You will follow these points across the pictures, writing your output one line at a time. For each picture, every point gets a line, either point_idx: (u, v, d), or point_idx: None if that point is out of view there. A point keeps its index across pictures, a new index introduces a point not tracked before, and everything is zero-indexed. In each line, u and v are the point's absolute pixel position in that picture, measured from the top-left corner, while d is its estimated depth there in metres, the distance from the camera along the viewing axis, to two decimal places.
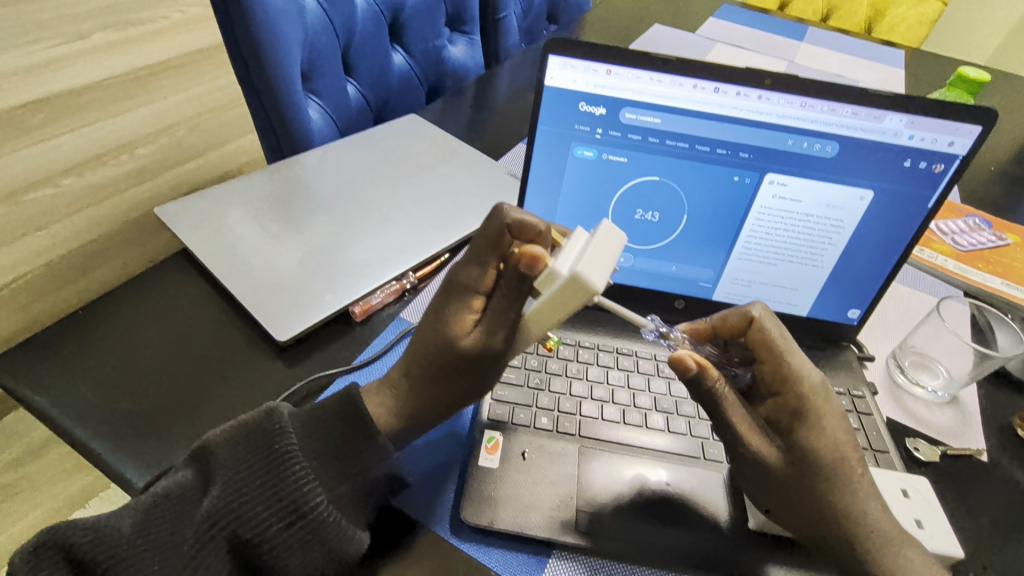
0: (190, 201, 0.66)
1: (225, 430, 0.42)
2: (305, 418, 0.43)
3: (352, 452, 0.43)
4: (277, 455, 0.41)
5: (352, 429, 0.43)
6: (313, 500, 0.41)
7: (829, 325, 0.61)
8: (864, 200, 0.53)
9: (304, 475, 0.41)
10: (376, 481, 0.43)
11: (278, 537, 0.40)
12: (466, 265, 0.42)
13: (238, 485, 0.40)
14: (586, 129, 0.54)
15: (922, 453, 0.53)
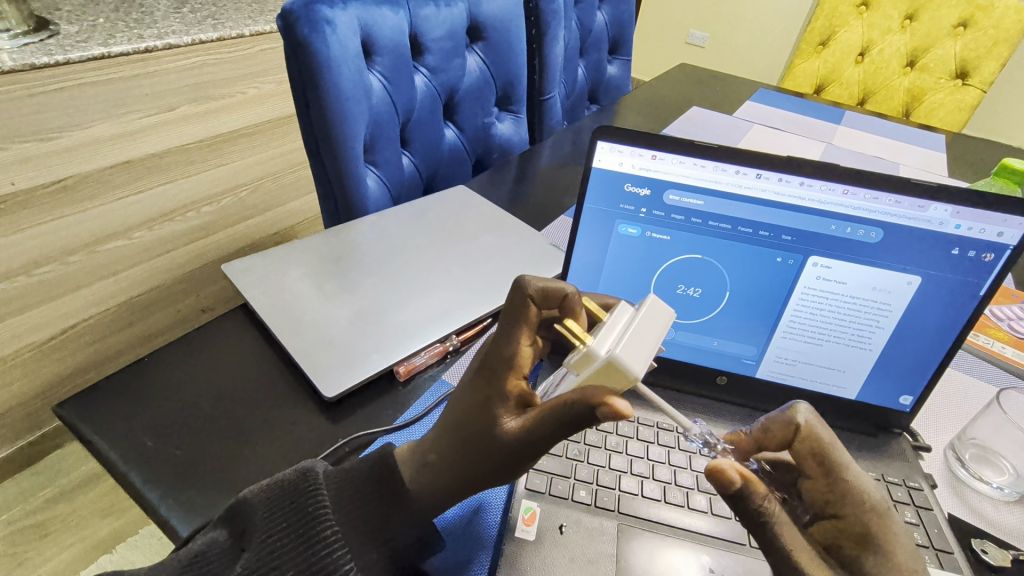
0: (255, 260, 0.71)
1: (261, 490, 0.42)
2: (339, 480, 0.44)
3: (384, 513, 0.43)
4: (311, 516, 0.41)
5: (385, 490, 0.44)
6: (343, 566, 0.40)
7: (880, 410, 0.59)
8: (911, 285, 0.53)
9: (334, 539, 0.41)
10: (407, 547, 0.43)
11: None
12: (501, 343, 0.42)
13: (270, 547, 0.40)
14: (630, 208, 0.56)
15: (991, 557, 0.49)
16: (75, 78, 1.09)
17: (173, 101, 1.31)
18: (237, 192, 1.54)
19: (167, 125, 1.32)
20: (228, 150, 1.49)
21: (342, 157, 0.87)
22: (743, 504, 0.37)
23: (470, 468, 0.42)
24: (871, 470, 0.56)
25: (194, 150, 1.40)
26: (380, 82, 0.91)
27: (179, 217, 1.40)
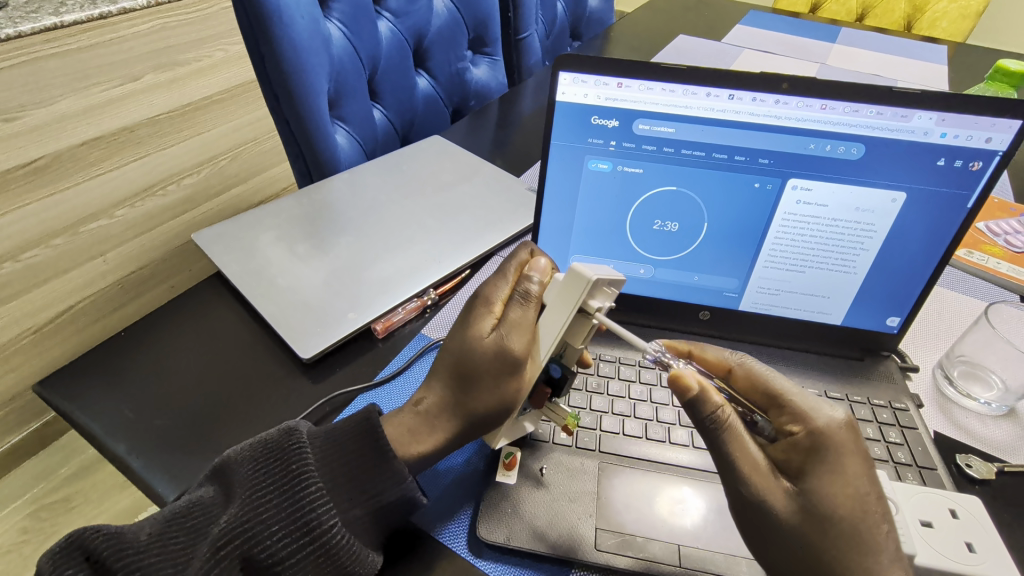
0: (225, 226, 0.70)
1: (246, 450, 0.42)
2: (325, 440, 0.43)
3: (368, 470, 0.43)
4: (294, 475, 0.41)
5: (367, 452, 0.43)
6: (327, 522, 0.40)
7: (866, 333, 0.58)
8: (895, 202, 0.51)
9: (320, 496, 0.41)
10: (393, 503, 0.43)
11: (288, 562, 0.39)
12: (491, 280, 0.46)
13: (253, 504, 0.39)
14: (599, 142, 0.53)
15: (976, 470, 0.49)
16: (28, 51, 1.03)
17: (137, 70, 1.24)
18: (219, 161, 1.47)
19: (135, 95, 1.24)
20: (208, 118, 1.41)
21: (306, 114, 0.83)
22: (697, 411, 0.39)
23: (471, 389, 0.43)
24: (857, 393, 0.56)
25: (167, 120, 1.32)
26: (340, 30, 0.87)
27: (161, 190, 1.32)
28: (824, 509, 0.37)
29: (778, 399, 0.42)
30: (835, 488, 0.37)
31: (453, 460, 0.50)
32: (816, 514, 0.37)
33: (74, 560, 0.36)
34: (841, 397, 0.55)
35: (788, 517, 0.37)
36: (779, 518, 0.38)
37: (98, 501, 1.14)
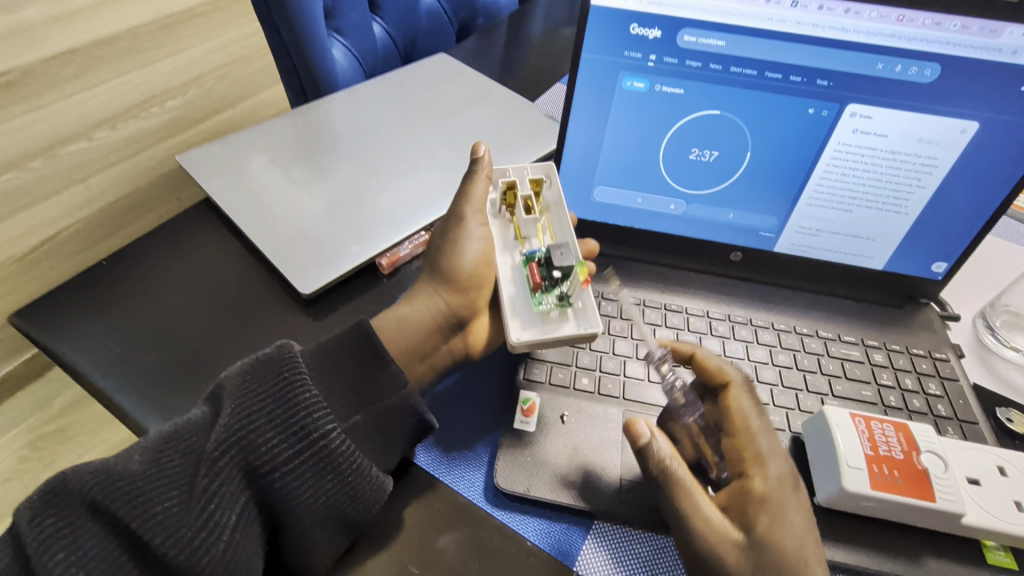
0: (214, 147, 0.63)
1: (236, 368, 0.38)
2: (318, 353, 0.40)
3: (365, 379, 0.40)
4: (288, 386, 0.38)
5: (362, 361, 0.41)
6: (327, 430, 0.38)
7: (908, 279, 0.54)
8: (965, 133, 0.45)
9: (317, 404, 0.38)
10: (395, 412, 0.41)
11: (290, 473, 0.36)
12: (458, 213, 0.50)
13: (247, 416, 0.36)
14: (636, 56, 0.47)
15: (1016, 424, 0.47)
16: None
17: None
18: None
19: None
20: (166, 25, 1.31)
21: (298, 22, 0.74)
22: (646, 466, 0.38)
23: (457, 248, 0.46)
24: (895, 342, 0.53)
25: None
26: None
27: None
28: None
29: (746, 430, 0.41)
30: (781, 543, 0.36)
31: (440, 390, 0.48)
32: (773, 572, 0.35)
33: (64, 504, 0.31)
34: (879, 346, 0.52)
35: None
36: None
37: (94, 433, 1.12)
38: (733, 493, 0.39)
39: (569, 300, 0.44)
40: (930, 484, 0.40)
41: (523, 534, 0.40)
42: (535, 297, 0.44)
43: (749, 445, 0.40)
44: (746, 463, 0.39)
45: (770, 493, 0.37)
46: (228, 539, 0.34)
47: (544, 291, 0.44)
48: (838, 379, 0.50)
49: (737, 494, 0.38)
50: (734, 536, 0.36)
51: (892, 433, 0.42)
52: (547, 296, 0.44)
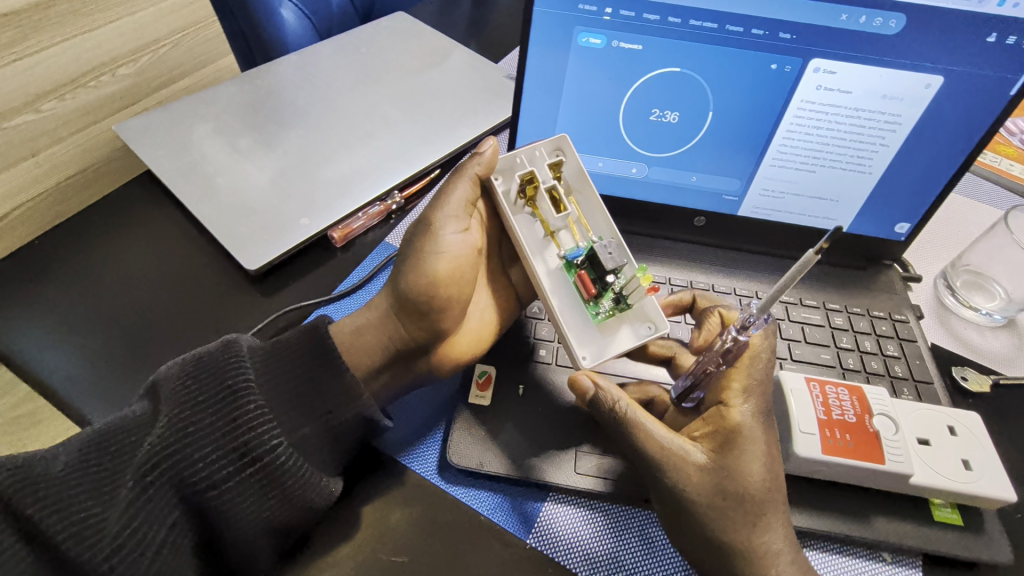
0: (153, 115, 0.60)
1: (177, 367, 0.37)
2: (267, 356, 0.39)
3: (316, 388, 0.39)
4: (230, 392, 0.36)
5: (314, 367, 0.39)
6: (270, 442, 0.36)
7: (872, 241, 0.53)
8: (930, 88, 0.44)
9: (260, 415, 0.36)
10: (346, 423, 0.39)
11: (227, 487, 0.35)
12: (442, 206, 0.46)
13: (183, 424, 0.35)
14: (592, 9, 0.44)
15: (970, 383, 0.48)
16: None
17: None
18: None
19: None
20: None
21: None
22: (598, 412, 0.39)
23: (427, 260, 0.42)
24: (855, 305, 0.52)
25: None
26: None
27: None
28: (736, 508, 0.36)
29: (742, 366, 0.41)
30: (745, 473, 0.37)
31: (421, 399, 0.46)
32: (733, 497, 0.36)
33: None
34: (840, 310, 0.52)
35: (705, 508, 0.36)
36: (696, 499, 0.37)
37: None
38: (709, 423, 0.40)
39: (630, 304, 0.42)
40: (880, 446, 0.40)
41: (477, 509, 0.40)
42: (590, 307, 0.42)
43: (736, 381, 0.40)
44: (727, 393, 0.40)
45: (736, 434, 0.38)
46: (154, 551, 0.33)
47: (598, 298, 0.42)
48: (797, 343, 0.49)
49: (715, 424, 0.40)
50: (695, 458, 0.38)
51: (847, 397, 0.42)
52: (604, 303, 0.42)
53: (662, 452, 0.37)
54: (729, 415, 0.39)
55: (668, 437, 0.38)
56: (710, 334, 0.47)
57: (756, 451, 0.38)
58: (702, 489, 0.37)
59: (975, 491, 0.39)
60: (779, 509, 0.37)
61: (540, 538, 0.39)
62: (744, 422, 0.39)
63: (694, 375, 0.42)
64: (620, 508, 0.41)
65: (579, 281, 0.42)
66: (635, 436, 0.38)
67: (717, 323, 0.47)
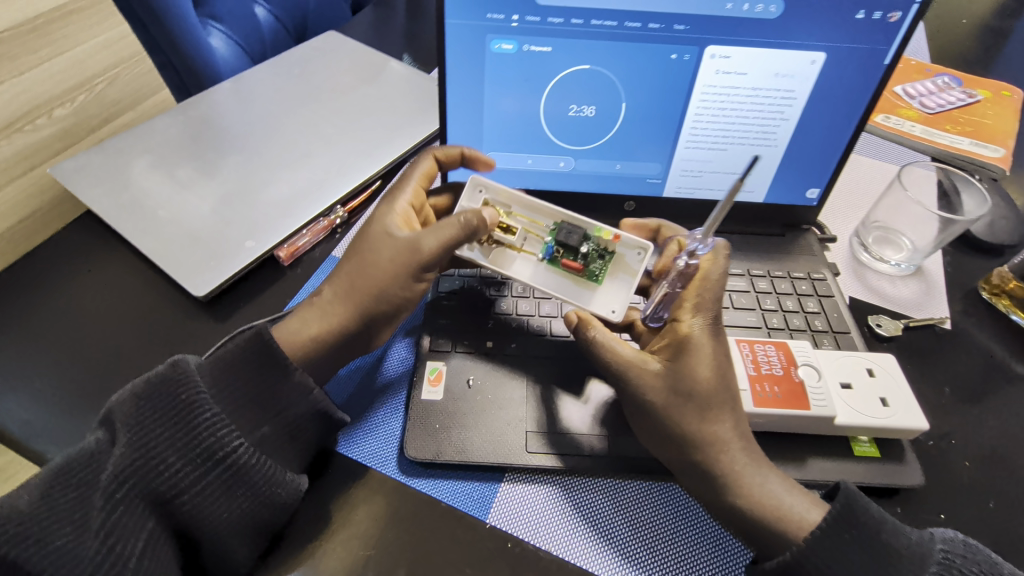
0: (89, 155, 0.60)
1: (128, 393, 0.38)
2: (216, 368, 0.40)
3: (269, 391, 0.40)
4: (185, 407, 0.38)
5: (264, 372, 0.40)
6: (232, 445, 0.38)
7: (788, 208, 0.57)
8: (814, 64, 0.48)
9: (218, 420, 0.38)
10: (304, 419, 0.41)
11: (198, 494, 0.37)
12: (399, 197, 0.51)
13: (144, 442, 0.36)
14: (499, 17, 0.47)
15: (884, 329, 0.53)
16: None
17: None
18: (92, 86, 1.33)
19: None
20: (52, 33, 1.39)
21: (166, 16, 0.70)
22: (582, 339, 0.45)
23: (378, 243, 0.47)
24: (777, 268, 0.56)
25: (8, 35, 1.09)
26: None
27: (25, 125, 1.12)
28: (687, 415, 0.40)
29: (698, 283, 0.44)
30: (696, 375, 0.40)
31: (359, 364, 0.49)
32: (683, 396, 0.40)
33: None
34: (764, 275, 0.56)
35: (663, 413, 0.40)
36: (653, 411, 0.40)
37: None
38: (665, 337, 0.44)
39: (613, 252, 0.48)
40: (806, 394, 0.43)
41: (437, 497, 0.42)
42: (588, 277, 0.48)
43: (688, 298, 0.44)
44: (680, 309, 0.44)
45: (686, 346, 0.42)
46: (136, 563, 0.34)
47: (588, 267, 0.47)
48: (726, 310, 0.53)
49: (671, 341, 0.43)
50: (651, 366, 0.42)
51: (774, 353, 0.46)
52: (595, 265, 0.48)
53: (631, 364, 0.42)
54: (682, 328, 0.43)
55: (640, 355, 0.43)
56: (670, 257, 0.50)
57: (705, 360, 0.41)
58: (662, 396, 0.41)
59: (892, 424, 0.43)
60: (729, 407, 0.40)
61: (500, 517, 0.41)
62: (693, 336, 0.42)
63: (660, 298, 0.46)
64: (573, 480, 0.44)
65: (568, 267, 0.47)
66: (605, 354, 0.43)
67: (676, 248, 0.50)
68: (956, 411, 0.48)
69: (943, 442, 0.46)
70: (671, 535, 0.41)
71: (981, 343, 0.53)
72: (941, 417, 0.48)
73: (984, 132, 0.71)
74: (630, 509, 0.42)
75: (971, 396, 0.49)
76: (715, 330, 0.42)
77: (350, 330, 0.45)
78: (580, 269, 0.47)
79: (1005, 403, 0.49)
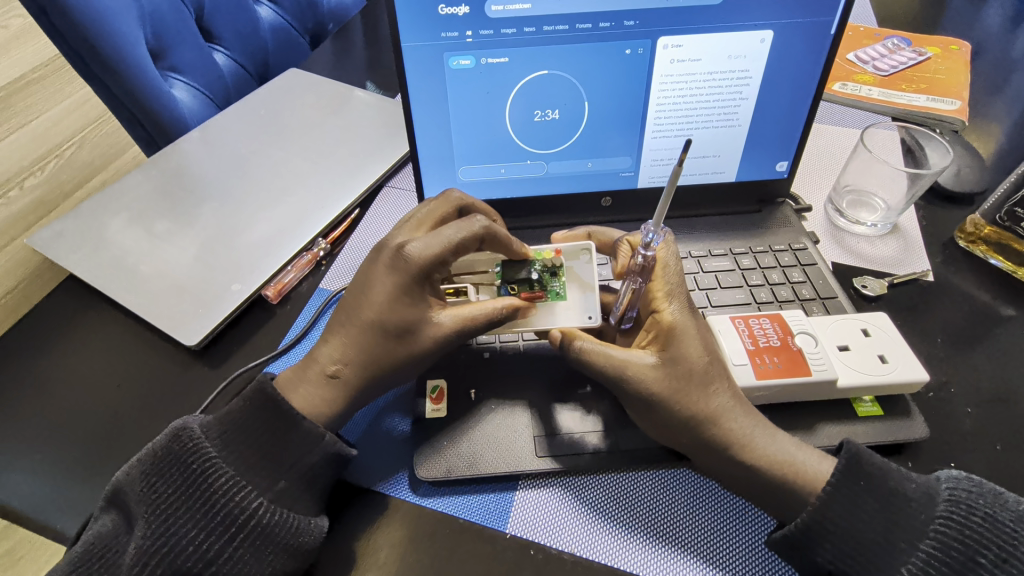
0: (66, 220, 0.60)
1: (140, 468, 0.39)
2: (222, 429, 0.40)
3: (278, 443, 0.40)
4: (197, 474, 0.38)
5: (271, 426, 0.40)
6: (247, 505, 0.38)
7: (761, 183, 0.58)
8: (764, 42, 0.49)
9: (230, 483, 0.38)
10: (317, 466, 0.40)
11: (223, 559, 0.36)
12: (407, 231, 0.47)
13: (161, 517, 0.37)
14: (453, 35, 0.47)
15: (870, 289, 0.54)
16: None
17: None
18: (61, 152, 1.33)
19: None
20: (13, 109, 1.41)
21: (125, 73, 0.70)
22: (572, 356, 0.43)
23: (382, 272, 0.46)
24: (759, 244, 0.57)
25: None
26: None
27: None
28: (688, 389, 0.40)
29: (664, 270, 0.45)
30: (687, 356, 0.41)
31: (366, 411, 0.48)
32: (684, 376, 0.41)
33: None
34: (746, 252, 0.56)
35: (665, 390, 0.40)
36: (654, 395, 0.40)
37: None
38: (650, 330, 0.44)
39: (562, 267, 0.49)
40: (805, 360, 0.44)
41: (455, 514, 0.42)
42: (551, 297, 0.49)
43: (658, 287, 0.44)
44: (655, 301, 0.44)
45: (672, 332, 0.42)
46: None
47: (547, 288, 0.49)
48: (714, 290, 0.54)
49: (653, 330, 0.43)
50: (647, 360, 0.41)
51: (769, 325, 0.46)
52: (554, 284, 0.49)
53: (628, 369, 0.41)
54: (663, 316, 0.43)
55: (631, 356, 0.42)
56: (626, 259, 0.50)
57: (691, 341, 0.42)
58: (661, 384, 0.41)
59: (893, 380, 0.44)
60: (723, 379, 0.41)
61: (518, 525, 0.41)
62: (675, 321, 0.42)
63: (627, 298, 0.46)
64: (586, 478, 0.44)
65: (530, 298, 0.48)
66: (600, 364, 0.42)
67: (628, 248, 0.50)
68: (953, 360, 0.49)
69: (944, 391, 0.47)
70: (695, 521, 0.41)
71: (966, 290, 0.54)
72: (938, 367, 0.48)
73: (938, 87, 0.73)
74: (655, 504, 0.42)
75: (964, 343, 0.50)
76: (693, 313, 0.43)
77: None
78: (540, 294, 0.49)
79: (996, 346, 0.50)
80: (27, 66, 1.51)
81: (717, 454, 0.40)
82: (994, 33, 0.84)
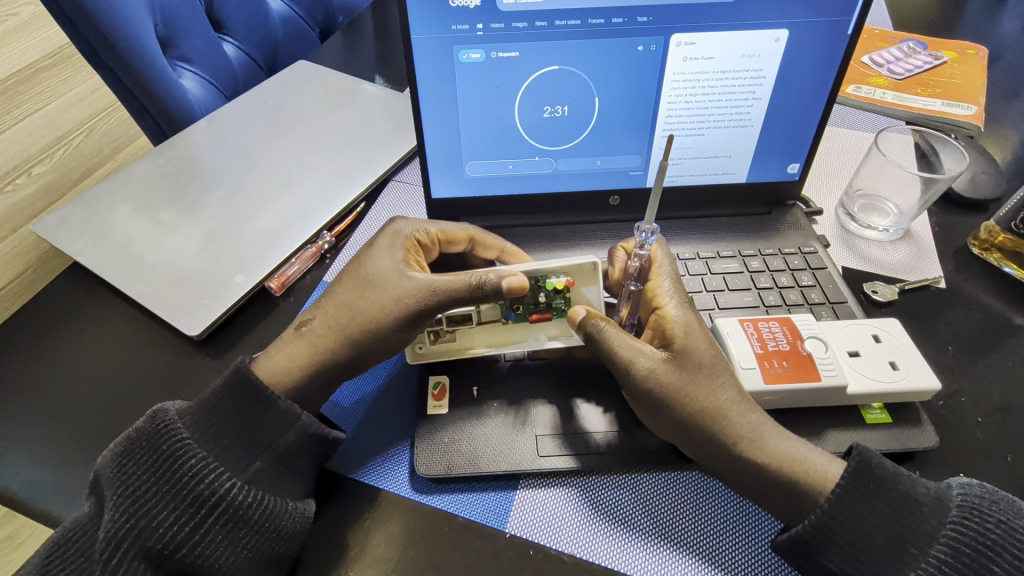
0: (71, 208, 0.60)
1: (115, 453, 0.38)
2: (195, 412, 0.40)
3: (254, 423, 0.40)
4: (169, 457, 0.37)
5: (246, 407, 0.40)
6: (221, 487, 0.37)
7: (772, 185, 0.58)
8: (779, 41, 0.48)
9: (203, 464, 0.37)
10: (297, 446, 0.40)
11: (197, 541, 0.36)
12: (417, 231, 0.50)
13: (132, 500, 0.36)
14: (464, 28, 0.47)
15: (881, 294, 0.53)
16: None
17: None
18: (69, 141, 1.33)
19: None
20: (23, 96, 1.41)
21: (134, 61, 0.70)
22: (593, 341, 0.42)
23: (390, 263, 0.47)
24: (768, 246, 0.57)
25: None
26: None
27: None
28: (694, 391, 0.40)
29: (659, 269, 0.46)
30: (692, 359, 0.41)
31: (367, 410, 0.48)
32: (691, 380, 0.40)
33: None
34: (755, 254, 0.56)
35: (669, 388, 0.40)
36: (659, 397, 0.40)
37: None
38: (653, 329, 0.44)
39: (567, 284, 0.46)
40: (815, 365, 0.43)
41: (456, 511, 0.42)
42: (558, 316, 0.47)
43: (656, 286, 0.45)
44: (655, 299, 0.45)
45: (680, 331, 0.42)
46: None
47: (554, 309, 0.47)
48: (722, 292, 0.53)
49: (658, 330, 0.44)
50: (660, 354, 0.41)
51: (778, 329, 0.46)
52: (558, 301, 0.47)
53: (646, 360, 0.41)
54: (665, 315, 0.43)
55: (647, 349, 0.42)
56: (621, 265, 0.51)
57: (699, 340, 0.42)
58: (667, 387, 0.40)
59: (904, 388, 0.43)
60: (731, 386, 0.41)
61: (519, 525, 0.41)
62: (682, 318, 0.43)
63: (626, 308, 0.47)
64: (589, 478, 0.43)
65: (537, 319, 0.47)
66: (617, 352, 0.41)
67: (624, 253, 0.51)
68: (963, 368, 0.48)
69: (955, 399, 0.46)
70: (694, 523, 0.41)
71: (979, 297, 0.53)
72: (949, 375, 0.48)
73: (955, 91, 0.72)
74: (656, 507, 0.42)
75: (976, 352, 0.49)
76: (696, 313, 0.44)
77: (346, 353, 0.44)
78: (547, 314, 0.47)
79: (1009, 356, 0.49)
80: (37, 53, 1.51)
81: (722, 458, 0.39)
82: (1013, 39, 0.83)
